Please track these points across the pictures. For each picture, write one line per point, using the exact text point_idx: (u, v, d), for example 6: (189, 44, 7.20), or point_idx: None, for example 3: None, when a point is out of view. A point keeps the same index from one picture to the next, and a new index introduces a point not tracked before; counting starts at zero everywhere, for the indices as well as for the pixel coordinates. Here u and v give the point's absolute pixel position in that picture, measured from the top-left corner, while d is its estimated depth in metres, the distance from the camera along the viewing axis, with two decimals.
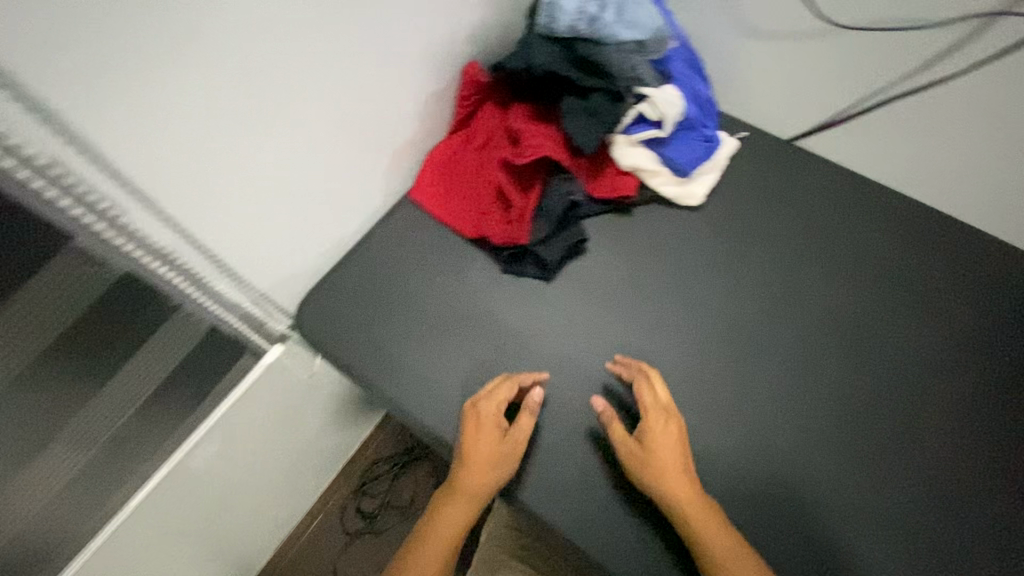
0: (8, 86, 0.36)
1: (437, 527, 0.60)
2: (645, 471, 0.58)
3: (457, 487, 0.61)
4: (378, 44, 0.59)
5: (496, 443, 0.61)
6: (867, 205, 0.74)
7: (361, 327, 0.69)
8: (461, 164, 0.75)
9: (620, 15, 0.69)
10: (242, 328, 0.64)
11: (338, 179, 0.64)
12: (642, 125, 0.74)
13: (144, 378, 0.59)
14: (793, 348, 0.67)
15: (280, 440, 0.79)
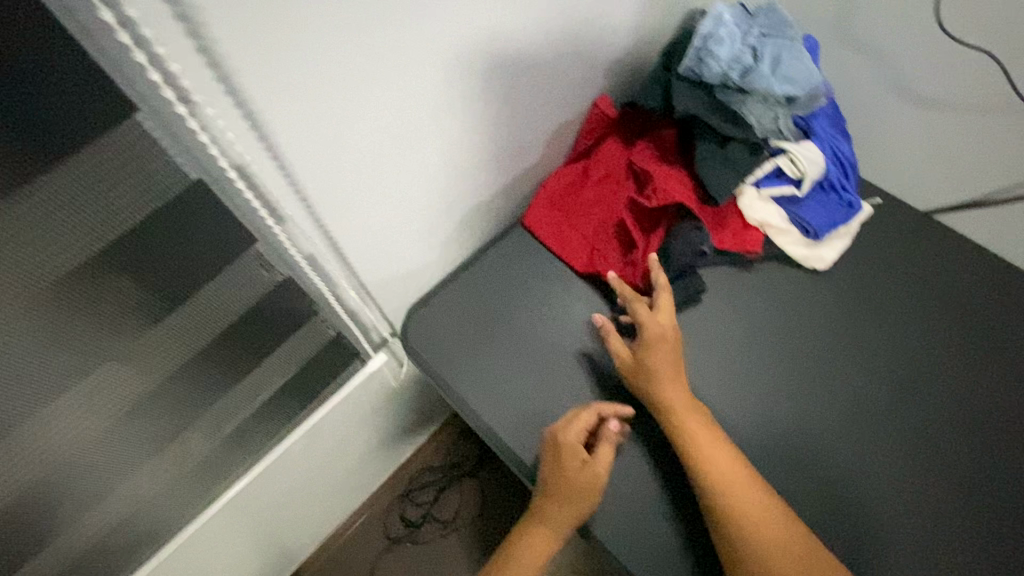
0: (239, 96, 0.38)
1: (520, 557, 0.62)
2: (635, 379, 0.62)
3: (540, 518, 0.62)
4: (534, 79, 0.62)
5: (580, 482, 0.59)
6: (1001, 287, 0.72)
7: (462, 344, 0.72)
8: (580, 195, 0.76)
9: (776, 68, 0.64)
10: (357, 335, 0.67)
11: (462, 197, 0.67)
12: (780, 179, 0.71)
13: (269, 379, 0.60)
14: (901, 427, 0.65)
15: (360, 425, 0.86)
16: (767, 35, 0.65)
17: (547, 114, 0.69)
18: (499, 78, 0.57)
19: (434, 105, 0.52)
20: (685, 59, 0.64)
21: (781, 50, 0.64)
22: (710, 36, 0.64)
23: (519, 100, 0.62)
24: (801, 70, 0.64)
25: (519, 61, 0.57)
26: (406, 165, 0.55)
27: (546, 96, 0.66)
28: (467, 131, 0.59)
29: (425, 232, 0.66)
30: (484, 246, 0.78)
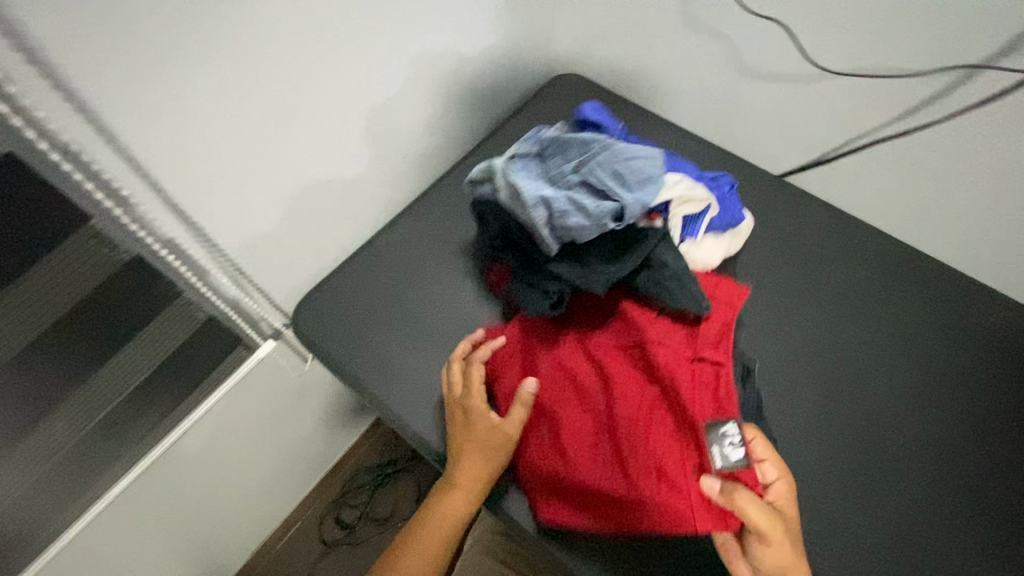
0: (48, 71, 0.42)
1: (437, 517, 0.63)
2: (780, 540, 0.49)
3: (454, 482, 0.62)
4: (378, 63, 0.65)
5: (490, 439, 0.61)
6: (861, 233, 0.74)
7: (354, 328, 0.73)
8: (567, 426, 0.60)
9: (620, 159, 0.59)
10: (239, 320, 0.69)
11: (334, 180, 0.70)
12: (693, 220, 0.66)
13: (138, 365, 0.63)
14: (773, 374, 0.65)
15: (269, 423, 0.86)
16: (581, 162, 0.61)
17: (402, 99, 0.72)
18: (333, 58, 0.60)
19: (264, 78, 0.54)
20: (580, 231, 0.56)
21: (604, 159, 0.60)
22: (556, 213, 0.57)
23: (365, 82, 0.65)
24: (632, 160, 0.59)
25: (350, 41, 0.61)
26: (254, 144, 0.57)
27: (397, 78, 0.69)
28: (313, 110, 0.61)
29: (299, 217, 0.68)
30: (375, 231, 0.80)
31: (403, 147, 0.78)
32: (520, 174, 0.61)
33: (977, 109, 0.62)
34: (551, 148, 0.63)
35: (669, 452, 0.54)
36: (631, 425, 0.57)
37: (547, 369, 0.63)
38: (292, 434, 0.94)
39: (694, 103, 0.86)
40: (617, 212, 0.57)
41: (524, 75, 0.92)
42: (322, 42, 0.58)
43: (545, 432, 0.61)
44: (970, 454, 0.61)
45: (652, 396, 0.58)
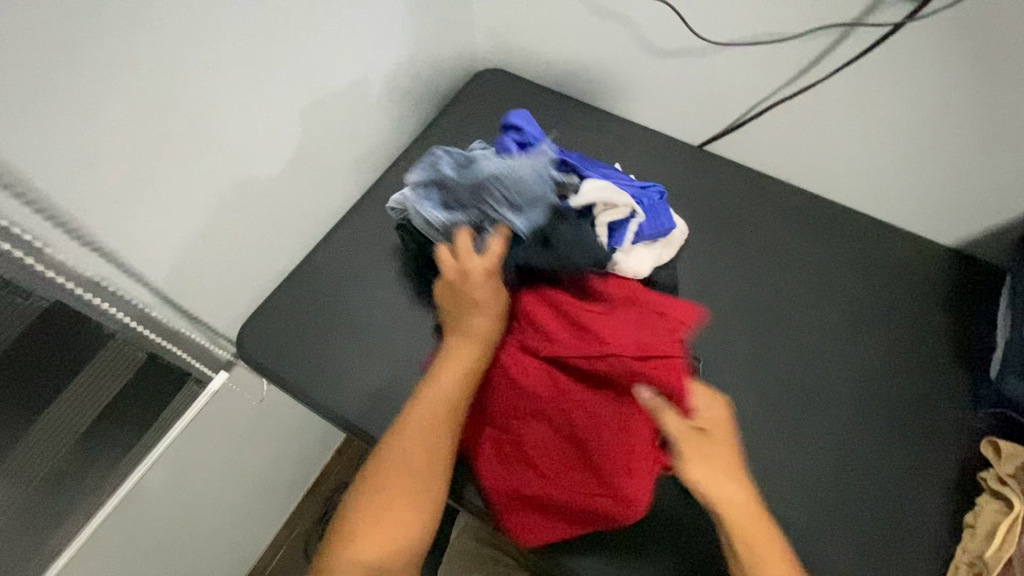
0: None
1: (453, 377, 0.60)
2: (702, 476, 0.54)
3: (473, 335, 0.61)
4: (288, 81, 0.66)
5: (500, 297, 0.63)
6: (766, 197, 0.81)
7: (300, 345, 0.73)
8: (531, 438, 0.59)
9: (511, 186, 0.61)
10: (183, 355, 0.69)
11: (263, 204, 0.70)
12: (618, 229, 0.65)
13: (81, 411, 0.62)
14: (703, 340, 0.71)
15: (236, 453, 0.85)
16: (477, 187, 0.62)
17: (319, 116, 0.72)
18: (239, 80, 0.60)
19: (165, 108, 0.54)
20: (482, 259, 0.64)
21: (498, 187, 0.61)
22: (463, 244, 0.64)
23: (277, 103, 0.66)
24: (519, 177, 0.61)
25: (254, 61, 0.61)
26: (164, 175, 0.57)
27: (313, 92, 0.70)
28: (227, 136, 0.61)
29: (231, 246, 0.69)
30: (315, 246, 0.80)
31: (329, 163, 0.78)
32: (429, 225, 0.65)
33: (854, 64, 0.67)
34: (441, 183, 0.64)
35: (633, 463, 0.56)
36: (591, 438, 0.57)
37: (506, 383, 0.61)
38: (261, 461, 0.93)
39: (610, 85, 0.89)
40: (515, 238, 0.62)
41: (445, 76, 0.94)
42: (223, 65, 0.58)
43: (506, 444, 0.61)
44: (881, 386, 0.68)
45: (616, 408, 0.57)
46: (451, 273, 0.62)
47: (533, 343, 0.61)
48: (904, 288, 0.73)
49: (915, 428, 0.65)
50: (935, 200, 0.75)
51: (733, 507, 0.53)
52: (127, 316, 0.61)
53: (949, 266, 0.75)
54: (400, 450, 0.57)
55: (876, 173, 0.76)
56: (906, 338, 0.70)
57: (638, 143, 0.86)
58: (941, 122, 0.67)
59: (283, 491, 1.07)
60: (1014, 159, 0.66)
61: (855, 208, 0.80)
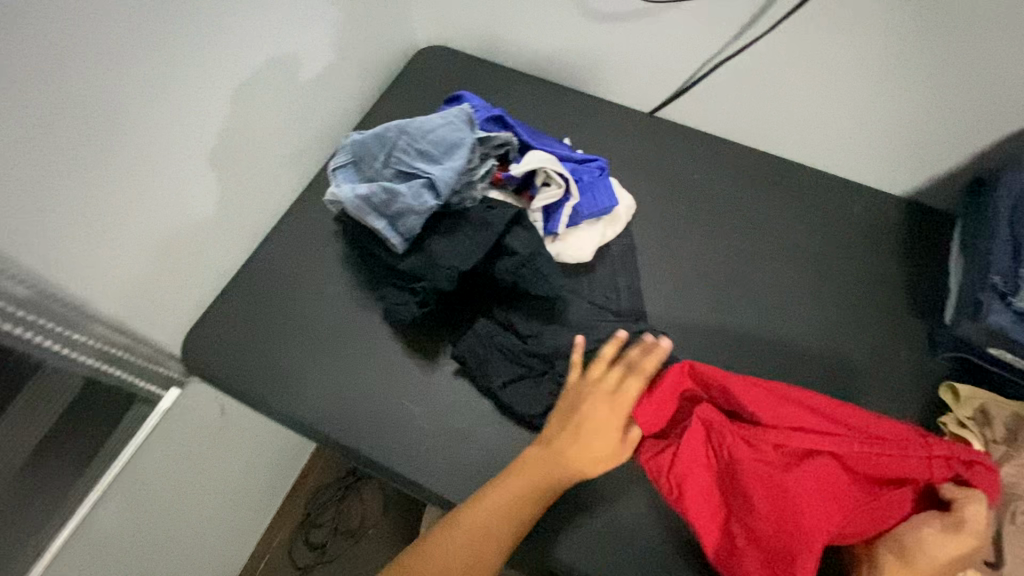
0: None
1: (540, 470, 0.55)
2: (947, 555, 0.49)
3: (570, 442, 0.56)
4: (206, 74, 0.62)
5: (626, 407, 0.57)
6: (718, 161, 0.80)
7: (252, 353, 0.70)
8: (754, 496, 0.52)
9: (420, 143, 0.65)
10: (125, 376, 0.66)
11: (196, 208, 0.67)
12: (555, 208, 0.68)
13: (20, 441, 0.61)
14: (667, 312, 0.70)
15: (204, 471, 0.82)
16: (389, 154, 0.66)
17: (247, 110, 0.69)
18: (143, 72, 0.56)
19: (59, 107, 0.50)
20: (413, 224, 0.63)
21: (408, 146, 0.65)
22: (395, 217, 0.64)
23: (196, 98, 0.62)
24: (433, 132, 0.66)
25: (161, 50, 0.57)
26: (68, 184, 0.53)
27: (234, 85, 0.66)
28: (140, 135, 0.58)
29: (166, 254, 0.65)
30: (258, 249, 0.76)
31: (263, 160, 0.74)
32: (350, 198, 0.64)
33: (790, 18, 0.66)
34: (358, 158, 0.68)
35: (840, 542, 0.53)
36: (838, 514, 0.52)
37: (731, 431, 0.54)
38: (232, 478, 0.90)
39: (554, 60, 0.86)
40: (434, 186, 0.63)
41: (382, 63, 0.90)
42: (123, 58, 0.54)
43: (736, 503, 0.53)
44: (842, 342, 0.68)
45: (897, 497, 0.53)
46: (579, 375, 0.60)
47: (770, 395, 0.56)
48: (860, 241, 0.74)
49: (879, 379, 0.66)
50: (884, 151, 0.74)
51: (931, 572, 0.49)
52: (54, 342, 0.58)
53: (901, 217, 0.75)
54: (480, 523, 0.53)
55: (826, 128, 0.75)
56: (865, 291, 0.71)
57: (588, 115, 0.84)
58: (883, 70, 0.66)
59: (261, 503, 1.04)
60: (955, 101, 0.66)
61: (808, 165, 0.80)
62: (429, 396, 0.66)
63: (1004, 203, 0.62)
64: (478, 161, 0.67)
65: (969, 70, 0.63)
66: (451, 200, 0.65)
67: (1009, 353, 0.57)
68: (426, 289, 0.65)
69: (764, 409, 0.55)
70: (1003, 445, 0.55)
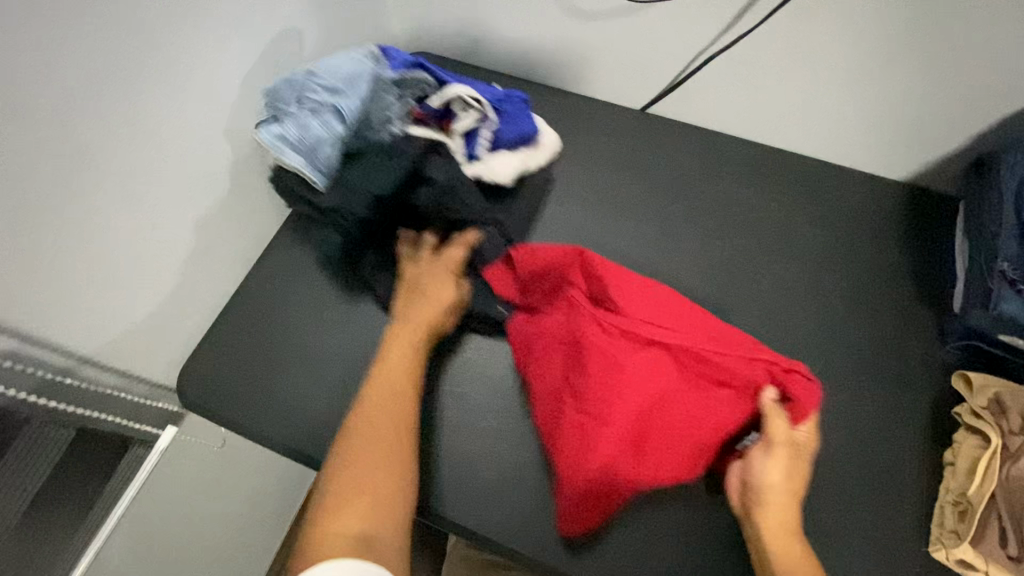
0: None
1: (388, 352, 0.60)
2: (778, 471, 0.52)
3: (407, 318, 0.62)
4: (179, 104, 0.60)
5: (452, 282, 0.64)
6: (713, 154, 0.78)
7: (245, 383, 0.68)
8: (585, 375, 0.58)
9: (329, 80, 0.65)
10: (120, 421, 0.64)
11: (178, 240, 0.65)
12: (473, 136, 0.68)
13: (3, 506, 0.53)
14: None
15: (208, 502, 0.80)
16: (296, 92, 0.64)
17: (224, 136, 0.66)
18: (117, 104, 0.53)
19: (35, 148, 0.48)
20: (330, 156, 0.63)
21: (316, 83, 0.65)
22: (311, 149, 0.63)
23: (172, 129, 0.60)
24: (340, 70, 0.66)
25: (132, 83, 0.54)
26: (45, 228, 0.51)
27: (209, 109, 0.63)
28: (117, 172, 0.55)
29: (150, 288, 0.63)
30: (246, 274, 0.74)
31: (246, 184, 0.72)
32: (264, 134, 0.63)
33: (781, 9, 0.64)
34: (269, 101, 0.64)
35: (669, 461, 0.57)
36: (657, 409, 0.57)
37: (584, 317, 0.60)
38: (238, 507, 0.88)
39: (537, 61, 0.83)
40: (348, 118, 0.64)
41: None
42: (95, 92, 0.51)
43: (575, 380, 0.59)
44: (848, 332, 0.67)
45: (726, 400, 0.57)
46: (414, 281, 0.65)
47: (640, 293, 0.61)
48: (860, 229, 0.73)
49: (889, 368, 0.65)
50: (882, 135, 0.73)
51: (780, 501, 0.52)
52: (45, 398, 0.55)
53: (900, 203, 0.74)
54: (374, 412, 0.55)
55: (823, 115, 0.73)
56: (868, 279, 0.70)
57: (576, 114, 0.82)
58: (881, 54, 0.65)
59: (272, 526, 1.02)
60: (954, 82, 0.64)
61: (804, 153, 0.78)
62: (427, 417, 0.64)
63: (1010, 185, 0.61)
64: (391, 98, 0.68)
65: (967, 52, 0.61)
66: None
67: (1019, 339, 0.56)
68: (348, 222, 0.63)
69: (628, 303, 0.60)
70: (1019, 437, 0.53)
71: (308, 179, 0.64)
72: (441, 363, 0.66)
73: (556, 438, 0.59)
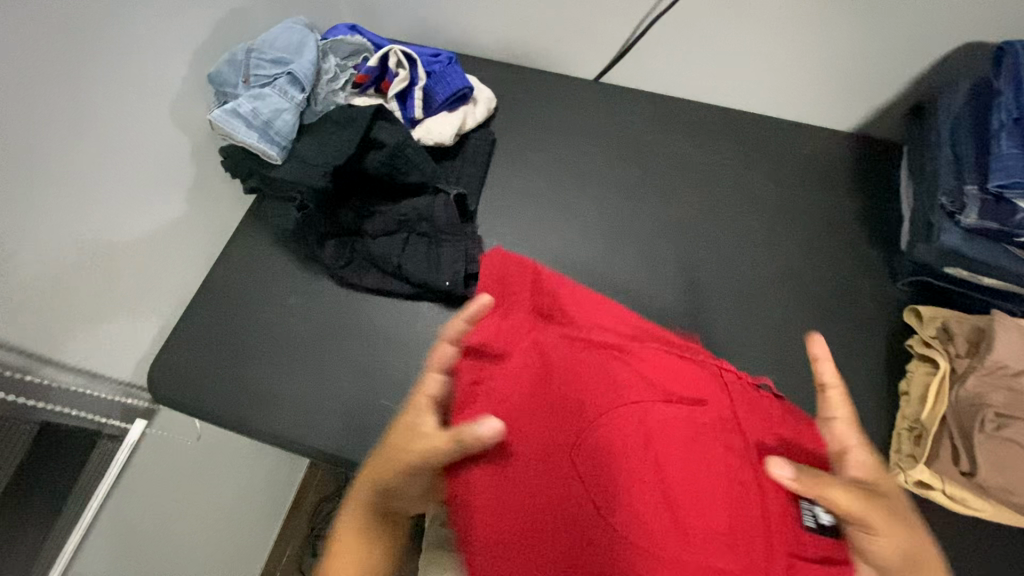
0: None
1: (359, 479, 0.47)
2: (884, 525, 0.40)
3: (388, 442, 0.46)
4: (127, 94, 0.59)
5: (432, 428, 0.44)
6: (667, 121, 0.80)
7: (218, 374, 0.68)
8: (533, 413, 0.43)
9: (269, 53, 0.66)
10: (91, 416, 0.64)
11: (138, 233, 0.64)
12: (408, 99, 0.73)
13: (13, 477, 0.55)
14: (635, 272, 0.71)
15: (194, 501, 0.79)
16: (241, 70, 0.64)
17: (176, 126, 0.66)
18: (57, 90, 0.53)
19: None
20: (287, 125, 0.64)
21: (258, 59, 0.65)
22: (268, 121, 0.63)
23: (121, 118, 0.59)
24: (276, 41, 0.67)
25: (77, 74, 0.54)
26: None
27: (158, 100, 0.63)
28: (66, 164, 0.55)
29: (113, 284, 0.62)
30: (211, 266, 0.74)
31: (204, 176, 0.71)
32: (216, 113, 0.61)
33: None
34: (214, 86, 0.64)
35: (643, 525, 0.38)
36: (662, 471, 0.39)
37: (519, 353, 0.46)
38: (227, 504, 0.87)
39: (488, 40, 0.84)
40: (297, 81, 0.66)
41: None
42: (34, 80, 0.50)
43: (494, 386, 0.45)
44: (806, 281, 0.69)
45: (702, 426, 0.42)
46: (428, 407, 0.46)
47: (575, 297, 0.52)
48: (811, 181, 0.75)
49: (847, 311, 0.67)
50: (826, 89, 0.75)
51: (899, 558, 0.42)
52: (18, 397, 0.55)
53: (848, 154, 0.76)
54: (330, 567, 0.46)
55: (770, 73, 0.75)
56: (822, 228, 0.72)
57: (531, 90, 0.83)
58: (818, 7, 0.66)
59: (265, 527, 1.00)
60: (889, 31, 0.66)
61: (755, 113, 0.80)
62: (403, 391, 0.65)
63: (946, 123, 0.63)
64: (331, 67, 0.71)
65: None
66: (314, 106, 0.69)
67: (965, 270, 0.59)
68: (306, 193, 0.66)
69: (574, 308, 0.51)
70: (966, 358, 0.56)
71: (262, 154, 0.64)
72: (413, 336, 0.68)
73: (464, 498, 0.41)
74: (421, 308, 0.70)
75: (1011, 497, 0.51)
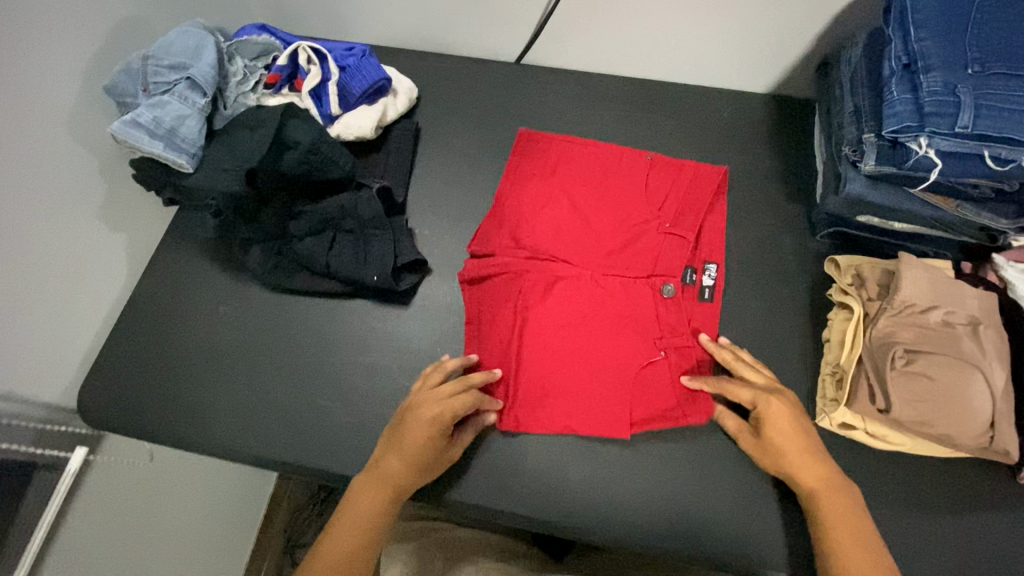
0: None
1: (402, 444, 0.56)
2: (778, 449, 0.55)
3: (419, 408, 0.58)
4: (24, 112, 0.57)
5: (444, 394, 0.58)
6: (589, 96, 0.81)
7: (152, 390, 0.67)
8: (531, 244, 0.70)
9: (166, 58, 0.64)
10: (25, 448, 0.59)
11: (56, 256, 0.63)
12: (323, 95, 0.72)
13: None
14: None
15: (155, 523, 0.77)
16: (140, 80, 0.63)
17: (79, 142, 0.64)
18: None
19: None
20: (192, 131, 0.63)
21: (155, 67, 0.64)
22: (172, 130, 0.62)
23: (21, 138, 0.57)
24: (173, 45, 0.65)
25: None
26: None
27: (55, 117, 0.61)
28: None
29: (35, 310, 0.61)
30: (137, 282, 0.73)
31: (117, 191, 0.70)
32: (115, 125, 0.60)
33: None
34: (114, 97, 0.63)
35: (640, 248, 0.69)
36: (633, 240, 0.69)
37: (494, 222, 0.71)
38: (195, 521, 0.85)
39: (404, 29, 0.83)
40: (198, 86, 0.64)
41: None
42: None
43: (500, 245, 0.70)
44: (733, 240, 0.70)
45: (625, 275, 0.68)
46: (464, 385, 0.59)
47: (532, 338, 0.65)
48: (731, 142, 0.76)
49: (773, 267, 0.68)
50: (739, 52, 0.75)
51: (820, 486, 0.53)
52: None
53: (766, 116, 0.78)
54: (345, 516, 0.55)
55: (684, 40, 0.75)
56: (744, 187, 0.73)
57: (452, 76, 0.83)
58: None
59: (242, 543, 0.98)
60: None
61: (674, 81, 0.81)
62: (341, 389, 0.65)
63: (847, 75, 0.64)
64: (237, 69, 0.70)
65: None
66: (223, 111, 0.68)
67: (875, 217, 0.63)
68: (219, 199, 0.65)
69: (538, 317, 0.66)
70: (877, 301, 0.58)
71: (172, 163, 0.63)
72: (347, 334, 0.68)
73: (526, 250, 0.69)
74: (353, 305, 0.69)
75: (924, 429, 0.53)
